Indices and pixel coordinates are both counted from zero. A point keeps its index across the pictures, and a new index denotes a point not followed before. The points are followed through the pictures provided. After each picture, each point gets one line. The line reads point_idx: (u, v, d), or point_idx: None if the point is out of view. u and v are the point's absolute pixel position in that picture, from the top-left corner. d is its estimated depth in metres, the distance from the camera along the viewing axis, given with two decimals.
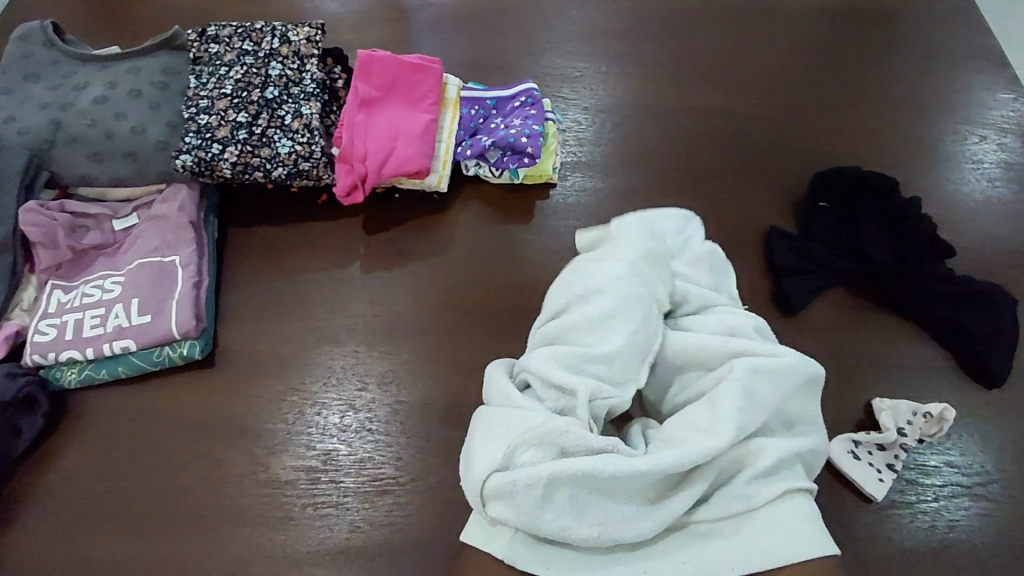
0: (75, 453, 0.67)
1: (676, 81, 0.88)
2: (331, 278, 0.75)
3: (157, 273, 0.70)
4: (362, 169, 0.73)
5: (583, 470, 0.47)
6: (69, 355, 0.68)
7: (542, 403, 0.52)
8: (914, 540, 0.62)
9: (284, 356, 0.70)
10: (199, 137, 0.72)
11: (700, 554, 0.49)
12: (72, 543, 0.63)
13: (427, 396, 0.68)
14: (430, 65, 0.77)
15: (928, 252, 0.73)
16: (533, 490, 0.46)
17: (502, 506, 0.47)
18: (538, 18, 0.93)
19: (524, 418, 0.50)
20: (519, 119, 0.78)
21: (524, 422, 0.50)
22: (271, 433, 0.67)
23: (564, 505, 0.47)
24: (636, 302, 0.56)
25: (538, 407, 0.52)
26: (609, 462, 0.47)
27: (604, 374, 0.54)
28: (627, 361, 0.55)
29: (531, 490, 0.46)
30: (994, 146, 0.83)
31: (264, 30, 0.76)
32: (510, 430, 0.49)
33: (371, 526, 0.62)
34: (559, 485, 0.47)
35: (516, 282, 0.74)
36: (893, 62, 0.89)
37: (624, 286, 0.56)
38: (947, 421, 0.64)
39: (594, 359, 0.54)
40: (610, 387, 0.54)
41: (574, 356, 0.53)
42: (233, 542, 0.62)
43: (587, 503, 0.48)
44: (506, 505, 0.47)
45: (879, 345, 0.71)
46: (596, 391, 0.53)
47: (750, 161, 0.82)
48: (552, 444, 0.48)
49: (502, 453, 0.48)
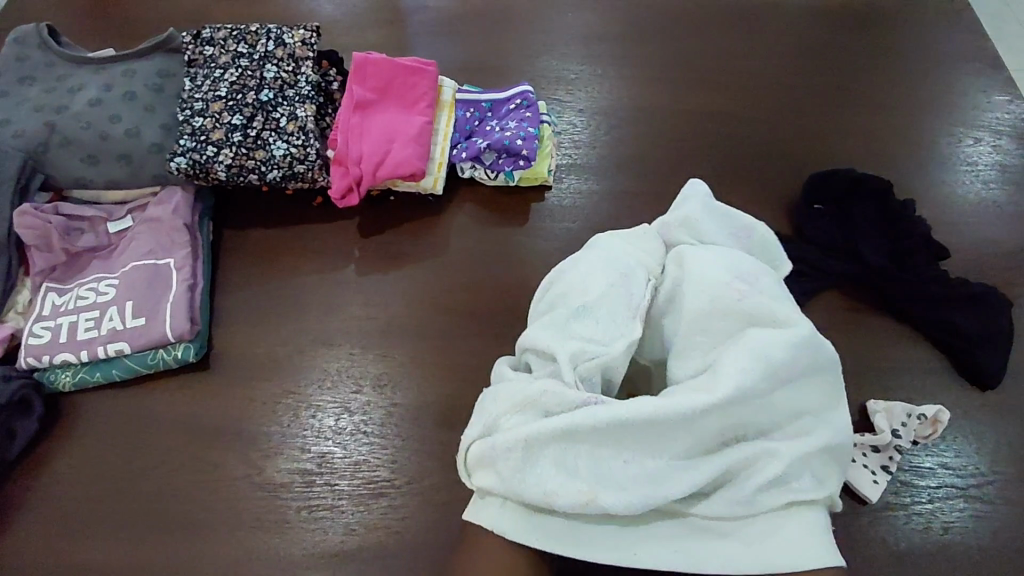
0: (69, 456, 0.67)
1: (671, 83, 0.88)
2: (326, 281, 0.75)
3: (152, 276, 0.70)
4: (356, 170, 0.73)
5: (562, 429, 0.49)
6: (63, 358, 0.68)
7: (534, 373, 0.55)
8: (909, 542, 0.62)
9: (280, 358, 0.70)
10: (194, 139, 0.72)
11: (699, 541, 0.51)
12: (65, 547, 0.63)
13: (423, 399, 0.68)
14: (426, 67, 0.77)
15: (922, 254, 0.73)
16: (514, 453, 0.50)
17: (487, 472, 0.51)
18: (534, 21, 0.93)
19: (507, 390, 0.53)
20: (514, 122, 0.78)
21: (510, 392, 0.52)
22: (266, 436, 0.67)
23: (549, 466, 0.50)
24: (615, 271, 0.57)
25: (528, 377, 0.54)
26: (589, 415, 0.49)
27: (592, 335, 0.54)
28: (613, 318, 0.55)
29: (511, 453, 0.50)
30: (989, 148, 0.83)
31: (259, 33, 0.76)
32: (498, 402, 0.53)
33: (366, 529, 0.62)
34: (540, 447, 0.50)
35: (512, 284, 0.74)
36: (888, 64, 0.90)
37: (602, 261, 0.58)
38: (941, 422, 0.65)
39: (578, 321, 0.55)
40: (597, 345, 0.54)
41: (559, 320, 0.55)
42: (227, 546, 0.62)
43: (574, 466, 0.50)
44: (492, 473, 0.51)
45: (874, 347, 0.72)
46: (578, 351, 0.53)
47: (746, 163, 0.83)
48: (535, 407, 0.51)
49: (483, 423, 0.52)
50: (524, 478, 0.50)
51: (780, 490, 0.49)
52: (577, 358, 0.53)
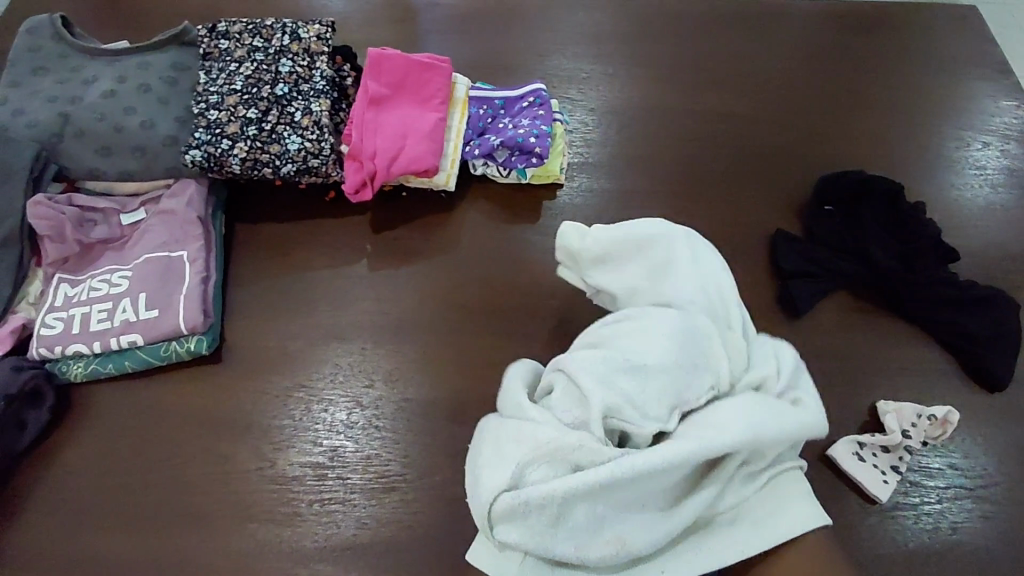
0: (80, 447, 0.67)
1: (682, 83, 0.89)
2: (338, 276, 0.75)
3: (165, 268, 0.70)
4: (371, 166, 0.73)
5: (598, 484, 0.46)
6: (76, 349, 0.68)
7: (554, 414, 0.52)
8: (918, 541, 0.63)
9: (291, 352, 0.70)
10: (209, 132, 0.72)
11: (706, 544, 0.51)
12: (76, 538, 0.63)
13: (434, 394, 0.68)
14: (440, 64, 0.77)
15: (932, 255, 0.73)
16: (548, 510, 0.46)
17: (512, 528, 0.47)
18: (546, 20, 0.93)
19: (532, 433, 0.50)
20: (527, 119, 0.78)
21: (532, 437, 0.50)
22: (278, 429, 0.67)
23: (580, 520, 0.47)
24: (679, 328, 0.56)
25: (552, 420, 0.51)
26: (623, 465, 0.46)
27: (633, 398, 0.52)
28: (661, 391, 0.52)
29: (545, 509, 0.46)
30: (997, 152, 0.84)
31: (274, 27, 0.76)
32: (519, 449, 0.49)
33: (378, 523, 0.62)
34: (573, 505, 0.47)
35: (524, 280, 0.74)
36: (898, 68, 0.90)
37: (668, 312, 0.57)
38: (951, 423, 0.65)
39: (627, 375, 0.53)
40: (636, 414, 0.51)
41: (610, 367, 0.53)
42: (240, 539, 0.62)
43: (603, 514, 0.48)
44: (517, 527, 0.47)
45: (883, 348, 0.72)
46: (616, 410, 0.51)
47: (756, 164, 0.83)
48: (564, 460, 0.48)
49: (511, 473, 0.48)
50: (554, 533, 0.47)
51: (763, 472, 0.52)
52: (612, 414, 0.51)
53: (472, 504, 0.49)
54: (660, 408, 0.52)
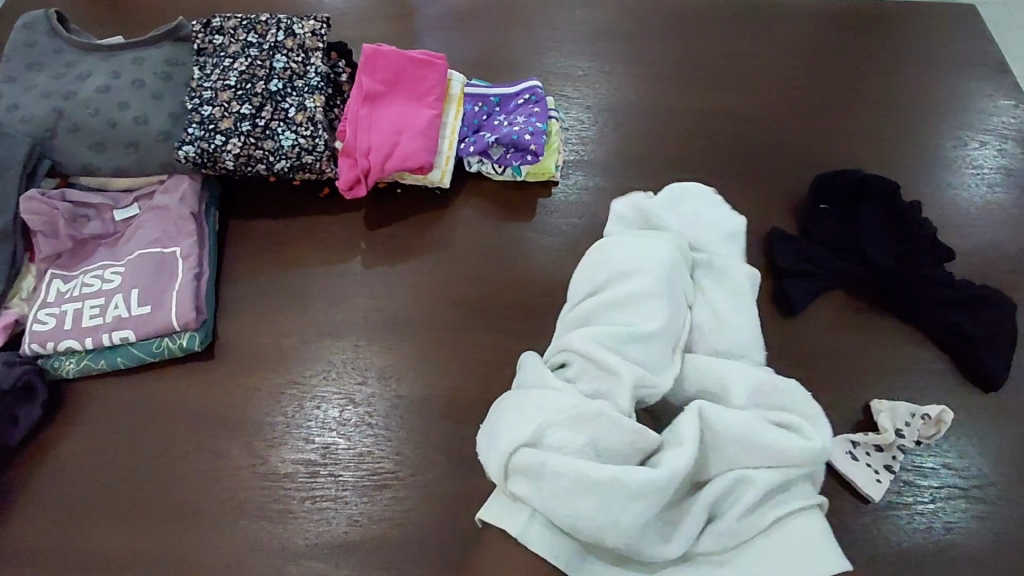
0: (71, 443, 0.67)
1: (679, 81, 0.88)
2: (331, 273, 0.75)
3: (158, 264, 0.70)
4: (365, 163, 0.73)
5: (609, 475, 0.47)
6: (68, 345, 0.68)
7: (575, 385, 0.54)
8: (910, 541, 0.63)
9: (284, 349, 0.70)
10: (202, 128, 0.71)
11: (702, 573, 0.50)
12: (66, 534, 0.63)
13: (427, 391, 0.68)
14: (436, 60, 0.77)
15: (928, 255, 0.73)
16: (565, 476, 0.47)
17: (524, 483, 0.49)
18: (542, 17, 0.93)
19: (558, 400, 0.51)
20: (523, 117, 0.78)
21: (558, 401, 0.51)
22: (270, 426, 0.66)
23: (588, 507, 0.47)
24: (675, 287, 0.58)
25: (572, 390, 0.52)
26: (630, 475, 0.47)
27: (646, 362, 0.55)
28: (663, 350, 0.56)
29: (560, 474, 0.47)
30: (995, 152, 0.84)
31: (268, 22, 0.76)
32: (543, 412, 0.50)
33: (370, 520, 0.62)
34: (586, 482, 0.47)
35: (517, 278, 0.74)
36: (896, 66, 0.90)
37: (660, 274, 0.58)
38: (945, 422, 0.65)
39: (637, 339, 0.55)
40: (652, 377, 0.54)
41: (619, 337, 0.55)
42: (230, 536, 0.62)
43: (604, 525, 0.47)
44: (530, 483, 0.48)
45: (878, 347, 0.72)
46: (641, 378, 0.53)
47: (752, 163, 0.83)
48: (585, 430, 0.49)
49: (532, 430, 0.49)
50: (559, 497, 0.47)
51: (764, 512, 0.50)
52: (638, 382, 0.53)
53: (488, 458, 0.50)
54: (664, 362, 0.56)
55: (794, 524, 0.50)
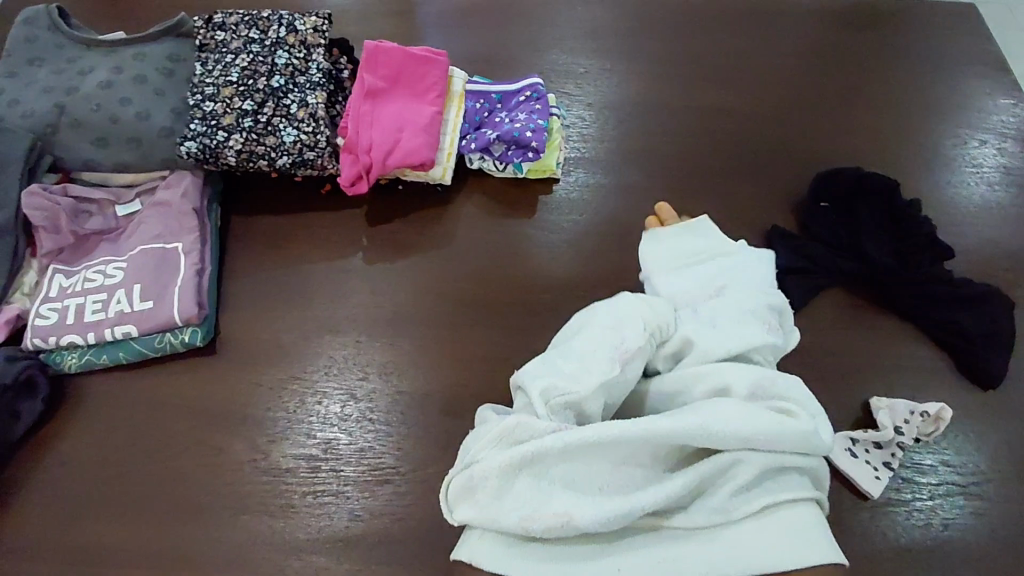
0: (73, 438, 0.67)
1: (679, 79, 0.88)
2: (332, 269, 0.75)
3: (160, 259, 0.70)
4: (366, 159, 0.73)
5: (529, 452, 0.48)
6: (70, 339, 0.68)
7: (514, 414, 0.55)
8: (909, 538, 0.63)
9: (286, 345, 0.70)
10: (204, 124, 0.72)
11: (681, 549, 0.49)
12: (69, 528, 0.63)
13: (429, 387, 0.68)
14: (437, 57, 0.77)
15: (926, 254, 0.73)
16: (489, 479, 0.48)
17: (467, 504, 0.49)
18: (543, 15, 0.93)
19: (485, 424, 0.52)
20: (524, 114, 0.78)
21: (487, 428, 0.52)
22: (272, 421, 0.67)
23: (522, 493, 0.48)
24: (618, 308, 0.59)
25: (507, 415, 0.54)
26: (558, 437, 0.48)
27: (568, 375, 0.54)
28: (592, 358, 0.55)
29: (487, 480, 0.48)
30: (994, 151, 0.84)
31: (270, 19, 0.76)
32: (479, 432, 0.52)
33: (371, 515, 0.62)
34: (512, 475, 0.48)
35: (519, 275, 0.74)
36: (896, 65, 0.90)
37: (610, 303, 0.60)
38: (944, 419, 0.66)
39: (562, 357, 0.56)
40: (570, 384, 0.53)
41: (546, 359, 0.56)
42: (233, 530, 0.62)
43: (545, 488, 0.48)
44: (472, 503, 0.49)
45: (878, 345, 0.72)
46: (548, 388, 0.53)
47: (752, 161, 0.83)
48: (513, 439, 0.50)
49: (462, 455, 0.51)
50: (502, 504, 0.48)
51: (755, 492, 0.49)
52: (551, 391, 0.53)
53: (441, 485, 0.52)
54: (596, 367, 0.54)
55: (790, 513, 0.49)
